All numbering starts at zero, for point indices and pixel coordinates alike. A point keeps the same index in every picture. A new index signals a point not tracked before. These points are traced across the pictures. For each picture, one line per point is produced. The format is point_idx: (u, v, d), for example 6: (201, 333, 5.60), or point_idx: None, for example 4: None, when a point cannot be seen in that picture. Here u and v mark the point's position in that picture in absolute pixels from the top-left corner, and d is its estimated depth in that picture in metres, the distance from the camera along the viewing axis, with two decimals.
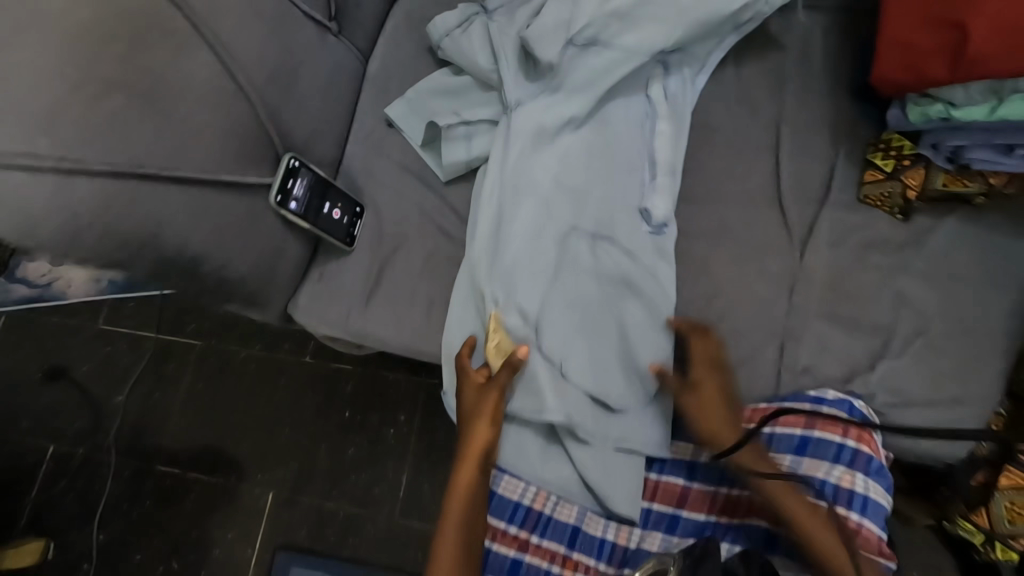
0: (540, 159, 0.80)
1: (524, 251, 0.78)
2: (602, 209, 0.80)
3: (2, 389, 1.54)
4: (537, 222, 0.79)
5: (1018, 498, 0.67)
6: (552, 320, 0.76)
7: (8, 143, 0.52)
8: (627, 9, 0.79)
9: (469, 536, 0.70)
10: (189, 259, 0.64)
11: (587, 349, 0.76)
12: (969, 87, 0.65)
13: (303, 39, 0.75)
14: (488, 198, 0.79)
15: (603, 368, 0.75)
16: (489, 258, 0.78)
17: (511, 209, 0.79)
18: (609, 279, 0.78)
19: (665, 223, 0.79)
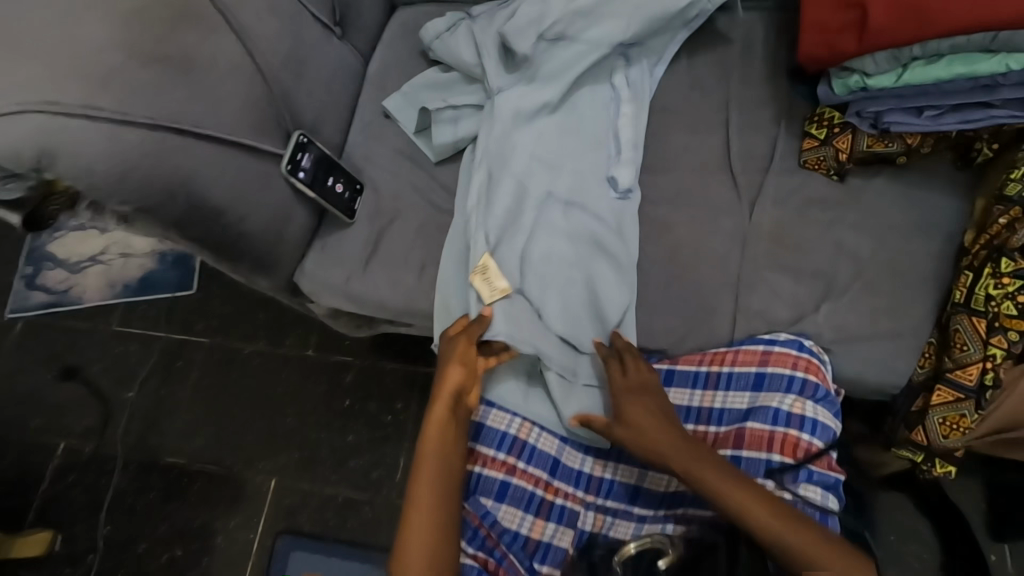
0: (521, 139, 0.90)
1: (508, 213, 0.86)
2: (574, 178, 0.89)
3: (2, 385, 1.47)
4: (518, 189, 0.88)
5: (947, 413, 0.75)
6: (533, 269, 0.83)
7: (76, 97, 0.64)
8: (590, 8, 0.90)
9: (447, 467, 0.74)
10: (216, 210, 0.75)
11: (562, 298, 0.83)
12: (874, 57, 0.76)
13: (311, 37, 0.88)
14: (479, 163, 0.89)
15: (577, 314, 0.83)
16: (479, 217, 0.85)
17: (500, 177, 0.88)
18: (579, 238, 0.86)
19: (629, 189, 0.89)
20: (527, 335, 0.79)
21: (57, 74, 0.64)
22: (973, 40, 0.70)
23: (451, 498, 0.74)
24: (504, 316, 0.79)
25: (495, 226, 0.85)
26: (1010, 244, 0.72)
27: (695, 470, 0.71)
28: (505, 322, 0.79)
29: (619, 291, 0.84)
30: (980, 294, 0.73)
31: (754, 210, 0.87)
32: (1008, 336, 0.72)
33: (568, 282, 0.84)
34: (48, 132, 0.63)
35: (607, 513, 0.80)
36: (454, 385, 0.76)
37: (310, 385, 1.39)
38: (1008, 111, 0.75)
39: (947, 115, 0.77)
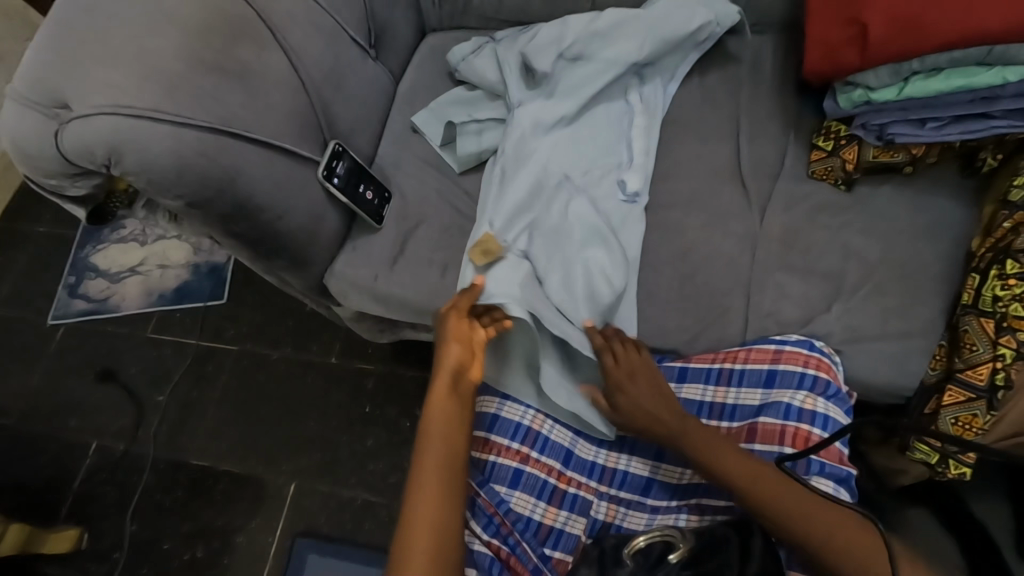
0: (538, 144, 0.95)
1: (518, 205, 0.91)
2: (586, 178, 0.94)
3: (42, 383, 1.53)
4: (534, 181, 0.93)
5: (960, 413, 0.77)
6: (535, 249, 0.88)
7: (147, 104, 0.74)
8: (607, 31, 0.96)
9: (451, 447, 0.74)
10: (259, 207, 0.83)
11: (562, 275, 0.85)
12: (876, 71, 0.81)
13: (349, 57, 0.96)
14: (500, 161, 0.95)
15: (575, 287, 0.84)
16: (491, 209, 0.92)
17: (513, 172, 0.94)
18: (584, 220, 0.89)
19: (638, 193, 0.94)
20: (521, 297, 0.82)
21: (132, 85, 0.74)
22: (970, 53, 0.75)
23: (456, 488, 0.72)
24: (496, 280, 0.84)
25: (509, 213, 0.91)
26: (1014, 246, 0.74)
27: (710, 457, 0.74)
28: (496, 284, 0.84)
29: (614, 274, 0.86)
30: (987, 295, 0.76)
31: (763, 216, 0.91)
32: (1018, 337, 0.73)
33: (568, 261, 0.86)
34: (121, 132, 0.73)
35: (619, 504, 0.83)
36: (452, 362, 0.77)
37: (335, 393, 1.43)
38: (1008, 122, 0.77)
39: (949, 125, 0.81)
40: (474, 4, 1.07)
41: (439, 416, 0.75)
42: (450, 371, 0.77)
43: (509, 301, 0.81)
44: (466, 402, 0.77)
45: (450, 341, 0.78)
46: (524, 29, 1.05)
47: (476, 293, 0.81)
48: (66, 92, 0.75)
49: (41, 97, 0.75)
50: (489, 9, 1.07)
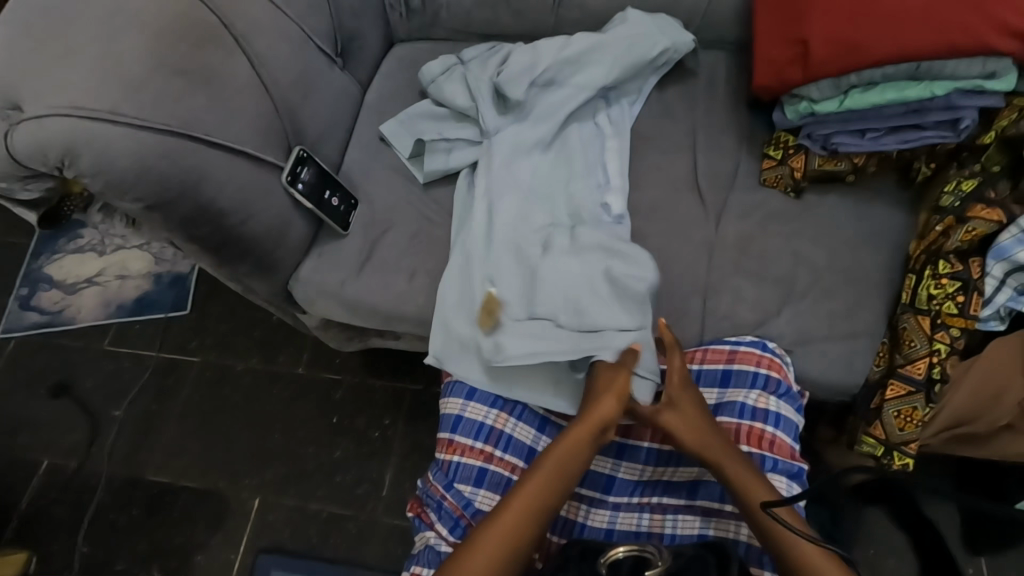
0: (515, 174, 0.96)
1: (501, 238, 0.92)
2: (570, 204, 0.95)
3: None
4: (521, 217, 0.94)
5: (902, 407, 0.82)
6: (552, 287, 0.87)
7: (104, 105, 0.73)
8: (578, 56, 0.98)
9: (559, 486, 0.74)
10: (221, 210, 0.83)
11: (575, 292, 0.86)
12: (819, 85, 0.86)
13: (316, 65, 0.97)
14: (478, 198, 0.95)
15: (601, 307, 0.84)
16: (478, 253, 0.92)
17: (496, 208, 0.94)
18: (589, 250, 0.88)
19: (622, 214, 0.94)
20: (537, 347, 0.84)
21: (91, 87, 0.74)
22: (901, 69, 0.81)
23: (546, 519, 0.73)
24: (512, 338, 0.85)
25: (499, 261, 0.91)
26: (944, 249, 0.80)
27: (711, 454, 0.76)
28: (511, 346, 0.85)
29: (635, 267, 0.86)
30: (922, 294, 0.81)
31: (719, 223, 0.95)
32: (949, 333, 0.80)
33: (587, 283, 0.86)
34: (77, 134, 0.72)
35: (581, 501, 0.84)
36: (603, 414, 0.77)
37: (302, 406, 1.40)
38: (938, 132, 0.83)
39: (886, 136, 0.86)
40: (442, 17, 1.09)
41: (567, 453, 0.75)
42: (597, 423, 0.77)
43: (523, 359, 0.84)
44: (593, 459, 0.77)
45: (608, 394, 0.78)
46: (492, 49, 1.06)
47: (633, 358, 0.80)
48: (21, 93, 0.74)
49: None
50: (456, 22, 1.09)
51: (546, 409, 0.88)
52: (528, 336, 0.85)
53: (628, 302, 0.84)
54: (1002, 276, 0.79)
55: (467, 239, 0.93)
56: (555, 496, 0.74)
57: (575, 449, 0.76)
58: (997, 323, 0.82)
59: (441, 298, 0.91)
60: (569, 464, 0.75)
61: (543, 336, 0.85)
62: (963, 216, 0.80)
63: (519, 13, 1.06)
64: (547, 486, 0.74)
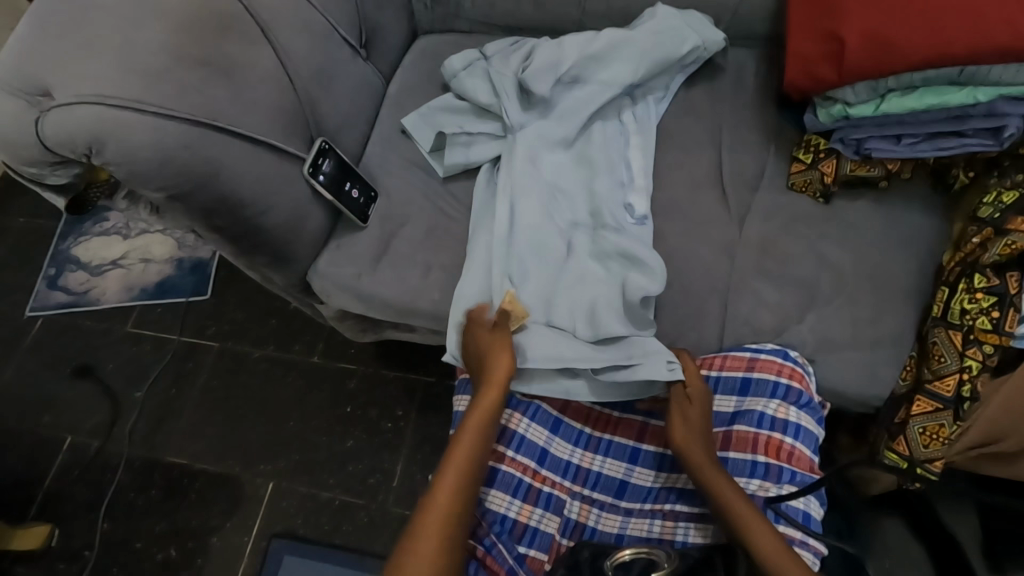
0: (538, 171, 0.95)
1: (521, 231, 0.92)
2: (592, 201, 0.94)
3: (17, 377, 1.50)
4: (545, 214, 0.93)
5: (928, 423, 0.79)
6: (569, 294, 0.88)
7: (130, 94, 0.74)
8: (604, 53, 0.96)
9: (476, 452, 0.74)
10: (240, 201, 0.83)
11: (591, 300, 0.87)
12: (854, 87, 0.82)
13: (338, 55, 0.96)
14: (504, 193, 0.94)
15: (615, 321, 0.84)
16: (502, 249, 0.91)
17: (521, 205, 0.93)
18: (608, 257, 0.89)
19: (645, 215, 0.93)
20: (553, 352, 0.83)
21: (117, 76, 0.74)
22: (941, 73, 0.77)
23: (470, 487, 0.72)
24: (527, 342, 0.84)
25: (523, 258, 0.91)
26: (982, 261, 0.77)
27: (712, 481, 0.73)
28: (530, 349, 0.84)
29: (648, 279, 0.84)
30: (955, 309, 0.79)
31: (742, 227, 0.92)
32: (981, 350, 0.77)
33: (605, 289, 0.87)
34: (103, 123, 0.73)
35: (592, 504, 0.83)
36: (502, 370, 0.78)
37: (316, 394, 1.41)
38: (979, 140, 0.80)
39: (923, 142, 0.83)
40: (465, 8, 1.08)
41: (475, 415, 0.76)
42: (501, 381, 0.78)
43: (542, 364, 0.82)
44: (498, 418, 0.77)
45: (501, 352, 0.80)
46: (515, 43, 1.04)
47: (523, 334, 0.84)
48: (49, 81, 0.74)
49: (25, 86, 0.75)
50: (480, 14, 1.08)
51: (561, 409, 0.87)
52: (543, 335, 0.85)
53: (639, 314, 0.84)
54: None
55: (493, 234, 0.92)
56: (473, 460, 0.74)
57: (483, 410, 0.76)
58: None
59: (461, 292, 0.91)
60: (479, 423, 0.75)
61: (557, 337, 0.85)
62: (1001, 228, 0.76)
63: (544, 6, 1.04)
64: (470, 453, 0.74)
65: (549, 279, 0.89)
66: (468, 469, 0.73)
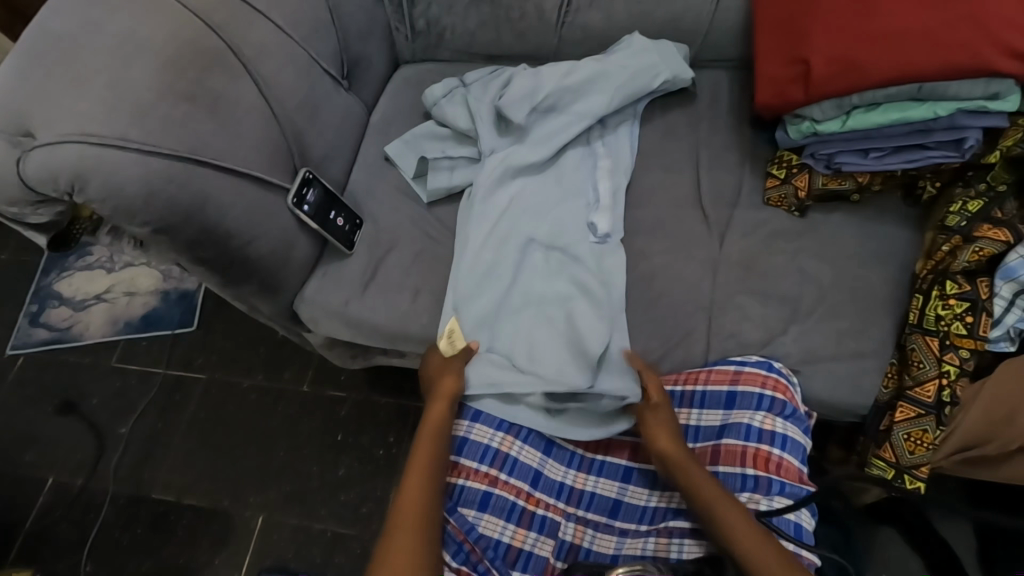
0: (502, 196, 0.98)
1: (494, 246, 0.94)
2: (555, 224, 0.96)
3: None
4: (501, 236, 0.95)
5: (913, 429, 0.80)
6: (532, 329, 0.89)
7: (114, 131, 0.75)
8: (580, 84, 0.98)
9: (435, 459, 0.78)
10: (225, 233, 0.84)
11: (535, 339, 0.88)
12: (822, 105, 0.86)
13: (321, 87, 0.98)
14: (477, 219, 0.96)
15: (556, 360, 0.86)
16: (456, 274, 0.93)
17: (490, 233, 0.95)
18: (562, 291, 0.91)
19: (608, 233, 0.94)
20: (494, 380, 0.85)
21: (102, 113, 0.75)
22: (902, 90, 0.80)
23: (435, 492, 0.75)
24: (473, 369, 0.87)
25: (478, 283, 0.92)
26: (952, 268, 0.79)
27: (705, 492, 0.73)
28: (476, 372, 0.86)
29: (598, 325, 0.87)
30: (930, 315, 0.80)
31: (723, 242, 0.94)
32: (958, 354, 0.79)
33: (569, 327, 0.88)
34: (86, 160, 0.73)
35: (587, 525, 0.83)
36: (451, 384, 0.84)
37: (307, 423, 1.39)
38: (942, 152, 0.83)
39: (891, 155, 0.86)
40: (446, 39, 1.11)
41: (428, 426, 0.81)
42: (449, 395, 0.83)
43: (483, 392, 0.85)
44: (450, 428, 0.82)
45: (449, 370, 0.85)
46: (494, 72, 1.07)
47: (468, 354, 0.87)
48: (33, 120, 0.75)
49: (7, 125, 0.75)
50: (460, 43, 1.11)
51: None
52: (502, 365, 0.87)
53: (584, 362, 0.85)
54: (1010, 297, 0.78)
55: (460, 261, 0.93)
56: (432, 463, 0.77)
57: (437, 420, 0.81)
58: (1007, 344, 0.81)
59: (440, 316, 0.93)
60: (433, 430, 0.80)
61: (512, 368, 0.87)
62: (969, 236, 0.79)
63: (522, 35, 1.07)
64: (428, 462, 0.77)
65: (519, 318, 0.90)
66: (430, 470, 0.77)
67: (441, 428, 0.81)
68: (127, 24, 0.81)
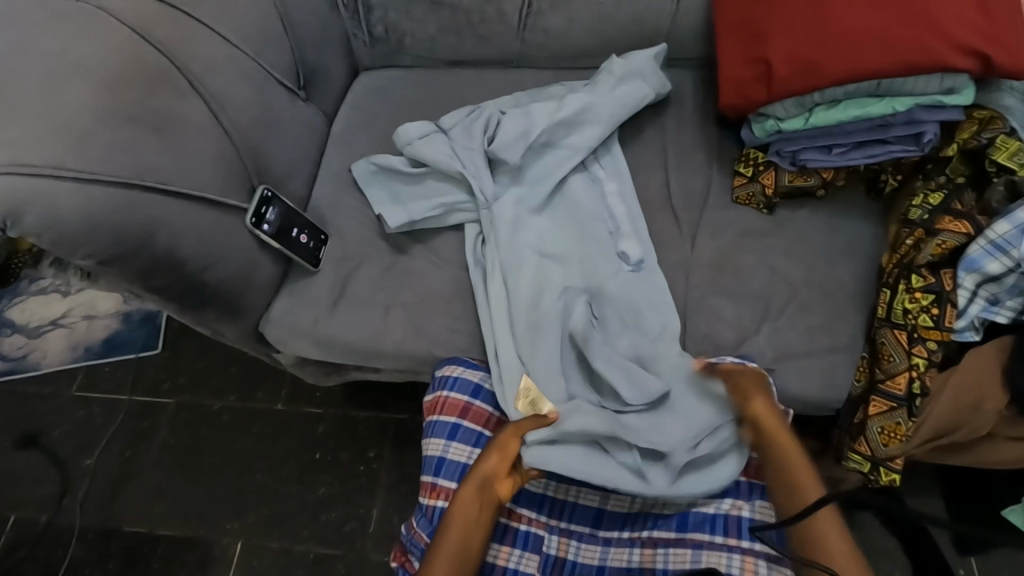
0: (521, 237, 0.94)
1: (532, 291, 0.91)
2: (587, 268, 0.92)
3: None
4: (536, 286, 0.91)
5: (886, 422, 0.82)
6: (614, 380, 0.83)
7: (46, 159, 0.70)
8: (572, 117, 0.96)
9: (464, 548, 0.73)
10: (181, 260, 0.80)
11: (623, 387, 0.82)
12: (784, 103, 0.87)
13: (278, 100, 0.95)
14: (494, 273, 0.92)
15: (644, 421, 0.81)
16: (504, 329, 0.89)
17: (511, 276, 0.91)
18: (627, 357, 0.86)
19: (641, 260, 0.92)
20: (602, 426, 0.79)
21: (34, 141, 0.70)
22: (861, 87, 0.81)
23: None
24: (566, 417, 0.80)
25: (528, 303, 0.90)
26: (917, 261, 0.81)
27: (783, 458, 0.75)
28: (570, 420, 0.79)
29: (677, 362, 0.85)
30: (898, 308, 0.81)
31: (694, 243, 0.94)
32: (926, 347, 0.80)
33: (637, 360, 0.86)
34: (16, 193, 0.68)
35: (570, 537, 0.81)
36: (490, 470, 0.77)
37: (283, 443, 1.35)
38: (902, 146, 0.84)
39: (852, 151, 0.86)
40: (406, 44, 1.08)
41: (453, 527, 0.73)
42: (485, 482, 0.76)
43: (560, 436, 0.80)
44: (489, 516, 0.75)
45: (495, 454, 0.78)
46: (472, 112, 1.00)
47: (542, 421, 0.80)
48: None
49: None
50: (421, 48, 1.08)
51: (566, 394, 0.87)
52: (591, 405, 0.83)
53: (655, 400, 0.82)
54: (974, 287, 0.79)
55: (489, 331, 0.90)
56: (464, 559, 0.72)
57: (468, 511, 0.74)
58: (972, 333, 0.81)
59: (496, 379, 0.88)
60: (468, 525, 0.74)
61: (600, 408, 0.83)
62: (931, 229, 0.80)
63: (484, 38, 1.05)
64: (456, 555, 0.72)
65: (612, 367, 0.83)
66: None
67: (476, 525, 0.74)
68: (60, 45, 0.76)
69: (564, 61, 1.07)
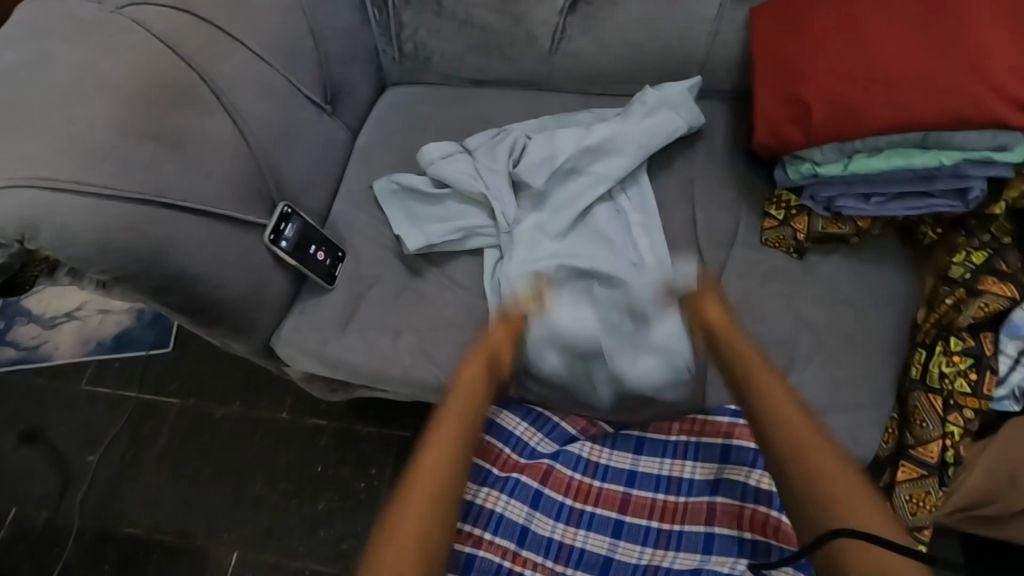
0: (538, 253, 0.91)
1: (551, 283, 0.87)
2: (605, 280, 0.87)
3: None
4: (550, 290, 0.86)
5: (915, 489, 0.79)
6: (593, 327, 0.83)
7: (66, 175, 0.69)
8: (598, 144, 0.94)
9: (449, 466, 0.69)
10: (194, 277, 0.79)
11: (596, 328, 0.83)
12: (823, 147, 0.83)
13: (301, 114, 0.94)
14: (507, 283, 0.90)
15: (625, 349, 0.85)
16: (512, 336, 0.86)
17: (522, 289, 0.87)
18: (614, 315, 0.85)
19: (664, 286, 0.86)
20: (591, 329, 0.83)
21: (56, 155, 0.70)
22: (908, 138, 0.78)
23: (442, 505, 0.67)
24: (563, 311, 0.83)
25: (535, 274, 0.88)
26: (957, 324, 0.78)
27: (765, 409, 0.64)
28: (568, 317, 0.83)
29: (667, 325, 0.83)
30: (934, 371, 0.79)
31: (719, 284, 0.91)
32: (962, 414, 0.78)
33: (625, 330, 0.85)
34: (37, 208, 0.68)
35: None
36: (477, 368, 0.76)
37: (285, 453, 1.34)
38: (946, 201, 0.80)
39: (893, 202, 0.83)
40: (433, 62, 1.06)
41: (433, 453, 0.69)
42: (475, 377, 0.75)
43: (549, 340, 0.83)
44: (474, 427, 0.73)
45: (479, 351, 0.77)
46: (498, 134, 0.99)
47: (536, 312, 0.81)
48: None
49: None
50: (449, 66, 1.06)
51: (580, 430, 0.88)
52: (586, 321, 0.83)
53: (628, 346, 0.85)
54: (1015, 354, 0.78)
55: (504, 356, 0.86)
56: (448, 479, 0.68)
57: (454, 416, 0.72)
58: (1010, 403, 0.79)
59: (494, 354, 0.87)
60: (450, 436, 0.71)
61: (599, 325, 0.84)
62: (974, 289, 0.77)
63: (513, 60, 1.04)
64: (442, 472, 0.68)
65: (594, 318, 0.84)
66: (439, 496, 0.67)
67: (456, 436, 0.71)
68: (89, 60, 0.76)
69: (593, 87, 1.05)
